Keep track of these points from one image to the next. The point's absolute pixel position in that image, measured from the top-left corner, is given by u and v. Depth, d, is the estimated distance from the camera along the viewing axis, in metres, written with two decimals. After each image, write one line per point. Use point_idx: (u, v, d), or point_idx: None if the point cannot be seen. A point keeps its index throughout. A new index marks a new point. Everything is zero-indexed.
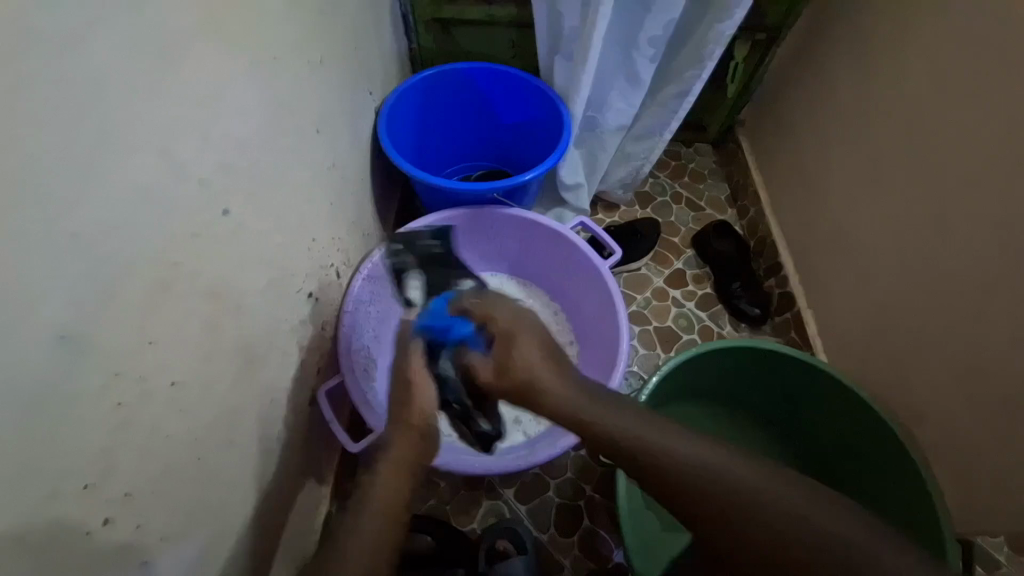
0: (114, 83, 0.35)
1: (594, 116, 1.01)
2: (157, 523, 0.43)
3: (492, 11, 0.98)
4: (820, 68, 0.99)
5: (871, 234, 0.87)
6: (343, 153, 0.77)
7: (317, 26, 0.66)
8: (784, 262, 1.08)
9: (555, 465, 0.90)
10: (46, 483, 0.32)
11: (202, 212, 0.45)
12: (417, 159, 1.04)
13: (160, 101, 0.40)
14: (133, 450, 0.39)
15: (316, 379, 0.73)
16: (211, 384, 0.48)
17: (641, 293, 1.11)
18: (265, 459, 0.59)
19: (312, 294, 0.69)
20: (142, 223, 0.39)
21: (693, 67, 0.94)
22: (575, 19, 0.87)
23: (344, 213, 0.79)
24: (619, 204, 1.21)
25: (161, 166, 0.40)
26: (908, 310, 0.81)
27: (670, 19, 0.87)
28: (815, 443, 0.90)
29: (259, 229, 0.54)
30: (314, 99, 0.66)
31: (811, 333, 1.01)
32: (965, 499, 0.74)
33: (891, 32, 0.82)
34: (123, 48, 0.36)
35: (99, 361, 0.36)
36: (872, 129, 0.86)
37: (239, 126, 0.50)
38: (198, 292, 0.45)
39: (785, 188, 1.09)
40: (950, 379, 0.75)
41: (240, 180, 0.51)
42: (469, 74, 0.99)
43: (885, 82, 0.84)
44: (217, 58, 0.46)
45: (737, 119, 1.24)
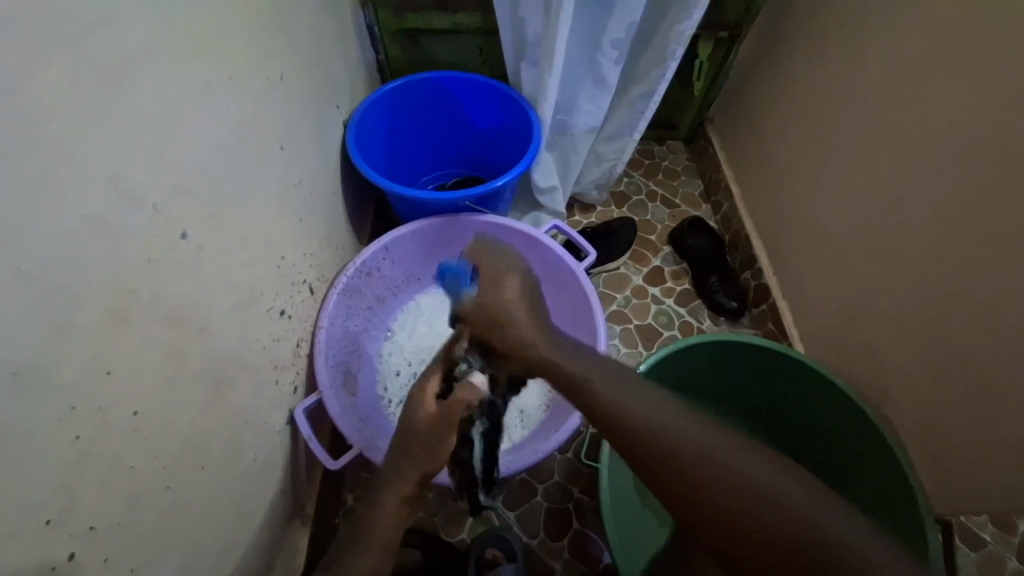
0: (57, 111, 0.35)
1: (564, 119, 1.02)
2: (126, 557, 0.42)
3: (457, 19, 0.99)
4: (781, 62, 1.01)
5: (840, 224, 0.89)
6: (311, 168, 0.77)
7: (276, 42, 0.66)
8: (758, 255, 1.09)
9: (542, 469, 0.90)
10: (2, 523, 0.32)
11: (158, 237, 0.45)
12: (390, 169, 1.03)
13: (108, 128, 0.39)
14: (95, 484, 0.39)
15: (294, 398, 0.72)
16: (177, 411, 0.47)
17: (620, 292, 1.12)
18: (241, 481, 0.58)
19: (284, 312, 0.69)
20: (93, 252, 0.38)
21: (658, 67, 0.95)
22: (538, 25, 0.88)
23: (315, 228, 0.78)
24: (594, 205, 1.22)
25: (112, 193, 0.40)
26: (878, 296, 0.82)
27: (632, 22, 0.88)
28: (796, 431, 0.91)
29: (222, 250, 0.54)
30: (276, 115, 0.66)
31: (787, 323, 1.03)
32: (942, 478, 0.76)
33: (847, 25, 0.84)
34: (67, 77, 0.35)
35: (55, 395, 0.35)
36: (834, 121, 0.88)
37: (196, 149, 0.49)
38: (158, 318, 0.45)
39: (755, 181, 1.11)
40: (920, 362, 0.76)
41: (200, 202, 0.50)
42: (437, 83, 0.99)
43: (844, 74, 0.86)
44: (168, 80, 0.45)
45: (706, 116, 1.26)
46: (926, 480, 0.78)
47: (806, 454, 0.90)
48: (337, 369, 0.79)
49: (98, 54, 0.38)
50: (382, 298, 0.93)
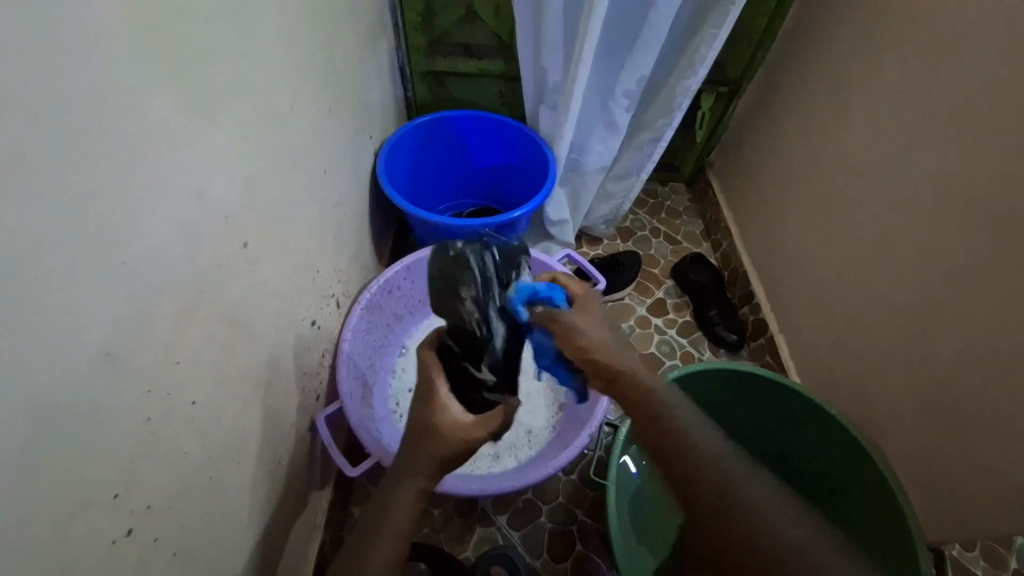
0: (161, 133, 0.41)
1: (577, 158, 1.10)
2: (172, 538, 0.45)
3: (482, 65, 1.08)
4: (777, 116, 1.10)
5: (832, 264, 0.95)
6: (346, 192, 0.83)
7: (328, 80, 0.73)
8: (756, 291, 1.15)
9: (547, 489, 0.92)
10: (81, 489, 0.35)
11: (226, 245, 0.50)
12: (413, 197, 1.10)
13: (196, 148, 0.45)
14: (155, 465, 0.42)
15: (316, 405, 0.75)
16: (223, 405, 0.51)
17: (625, 321, 1.17)
18: (265, 480, 0.61)
19: (315, 322, 0.73)
20: (174, 254, 0.43)
21: (664, 116, 1.04)
22: (557, 74, 0.97)
23: (345, 246, 0.83)
24: (602, 238, 1.28)
25: (196, 205, 0.45)
26: (869, 333, 0.88)
27: (642, 76, 0.97)
28: (795, 462, 0.94)
29: (272, 260, 0.59)
30: (323, 143, 0.72)
31: (784, 357, 1.07)
32: (936, 509, 0.78)
33: (836, 88, 0.94)
34: (169, 104, 0.42)
35: (135, 377, 0.39)
36: (826, 170, 0.96)
37: (260, 169, 0.56)
38: (216, 318, 0.49)
39: (752, 221, 1.18)
40: (909, 395, 0.81)
41: (258, 217, 0.56)
42: (460, 121, 1.08)
43: (834, 129, 0.94)
44: (243, 110, 0.52)
45: (706, 161, 1.35)
46: (919, 514, 0.81)
47: (805, 486, 0.93)
48: (356, 380, 0.82)
49: (194, 86, 0.44)
50: (400, 315, 0.97)
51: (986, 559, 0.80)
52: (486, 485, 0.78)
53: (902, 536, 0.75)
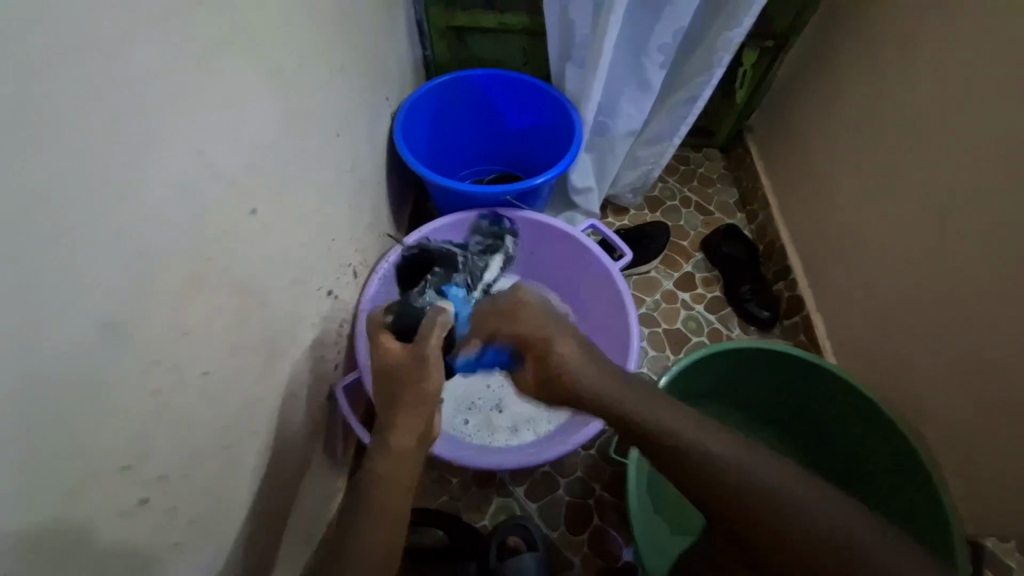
0: (156, 88, 0.38)
1: (605, 121, 1.03)
2: (187, 507, 0.45)
3: (504, 19, 1.01)
4: (828, 72, 1.00)
5: (881, 238, 0.87)
6: (362, 156, 0.80)
7: (339, 34, 0.69)
8: (793, 266, 1.08)
9: (565, 464, 0.91)
10: (88, 461, 0.34)
11: (233, 210, 0.48)
12: (432, 164, 1.06)
13: (197, 105, 0.42)
14: (168, 434, 0.41)
15: (334, 375, 0.75)
16: (236, 376, 0.50)
17: (650, 295, 1.12)
18: (284, 449, 0.61)
19: (331, 292, 0.72)
20: (178, 219, 0.41)
21: (702, 73, 0.95)
22: (586, 27, 0.90)
23: (362, 214, 0.81)
24: (628, 208, 1.22)
25: (198, 167, 0.43)
26: (916, 313, 0.81)
27: (680, 28, 0.89)
28: (826, 445, 0.90)
29: (284, 227, 0.57)
30: (335, 104, 0.69)
31: (820, 336, 1.01)
32: (979, 501, 0.74)
33: (898, 39, 0.83)
34: (164, 55, 0.38)
35: (140, 348, 0.38)
36: (881, 134, 0.87)
37: (266, 130, 0.52)
38: (227, 287, 0.47)
39: (794, 190, 1.10)
40: (960, 381, 0.75)
41: (267, 181, 0.53)
42: (482, 81, 1.02)
43: (894, 87, 0.85)
44: (248, 65, 0.49)
45: (745, 124, 1.25)
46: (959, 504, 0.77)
47: (835, 469, 0.89)
48: None
49: (190, 36, 0.41)
50: None
51: None
52: (505, 460, 0.77)
53: (938, 524, 0.72)
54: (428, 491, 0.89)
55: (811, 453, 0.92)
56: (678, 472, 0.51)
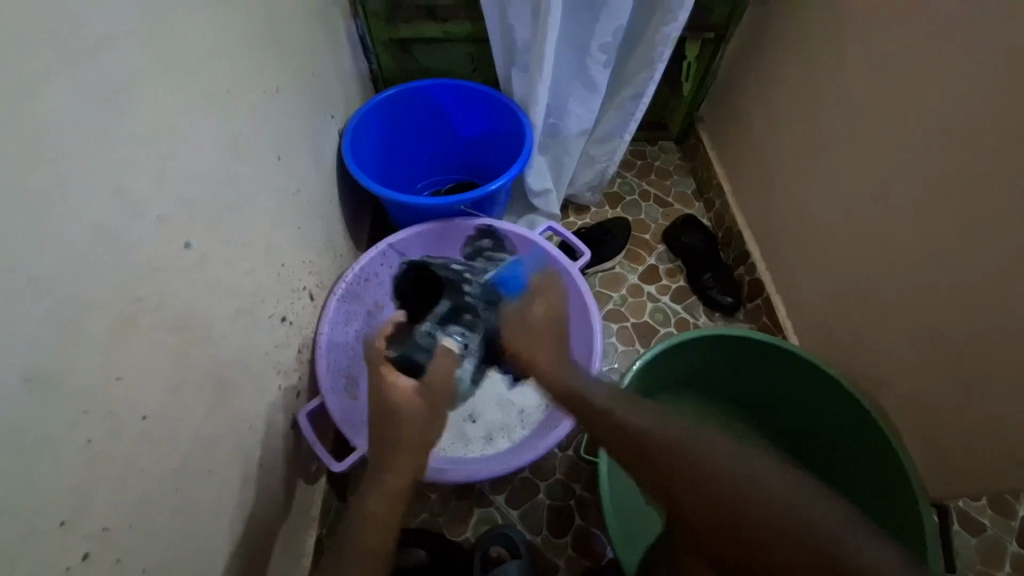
0: (63, 128, 0.36)
1: (556, 122, 1.04)
2: (139, 556, 0.43)
3: (448, 28, 1.01)
4: (767, 60, 1.03)
5: (828, 218, 0.90)
6: (308, 177, 0.78)
7: (272, 56, 0.68)
8: (750, 250, 1.11)
9: (543, 467, 0.91)
10: (19, 522, 0.33)
11: (163, 246, 0.46)
12: (386, 179, 1.06)
13: (112, 142, 0.41)
14: (107, 485, 0.40)
15: (297, 401, 0.74)
16: (183, 415, 0.49)
17: (616, 291, 1.13)
18: (245, 484, 0.60)
19: (286, 318, 0.70)
20: (100, 262, 0.40)
21: (644, 70, 0.97)
22: (527, 32, 0.91)
23: (313, 236, 0.80)
24: (589, 206, 1.24)
25: (119, 206, 0.41)
26: (866, 288, 0.84)
27: (619, 26, 0.90)
28: (795, 423, 0.92)
29: (224, 257, 0.56)
30: (273, 127, 0.68)
31: (781, 317, 1.04)
32: (937, 463, 0.77)
33: (828, 25, 0.86)
34: (69, 94, 0.37)
35: (68, 399, 0.37)
36: (820, 117, 0.90)
37: (196, 160, 0.51)
38: (163, 325, 0.46)
39: (746, 177, 1.12)
40: (909, 349, 0.78)
41: (202, 213, 0.52)
42: (430, 91, 1.01)
43: (827, 70, 0.88)
44: (169, 96, 0.47)
45: (696, 115, 1.28)
46: (922, 468, 0.80)
47: (805, 445, 0.92)
48: (338, 373, 0.80)
49: (101, 72, 0.40)
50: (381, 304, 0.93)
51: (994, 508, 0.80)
52: (477, 471, 0.76)
53: (903, 490, 0.74)
54: (407, 508, 0.88)
55: (781, 432, 0.95)
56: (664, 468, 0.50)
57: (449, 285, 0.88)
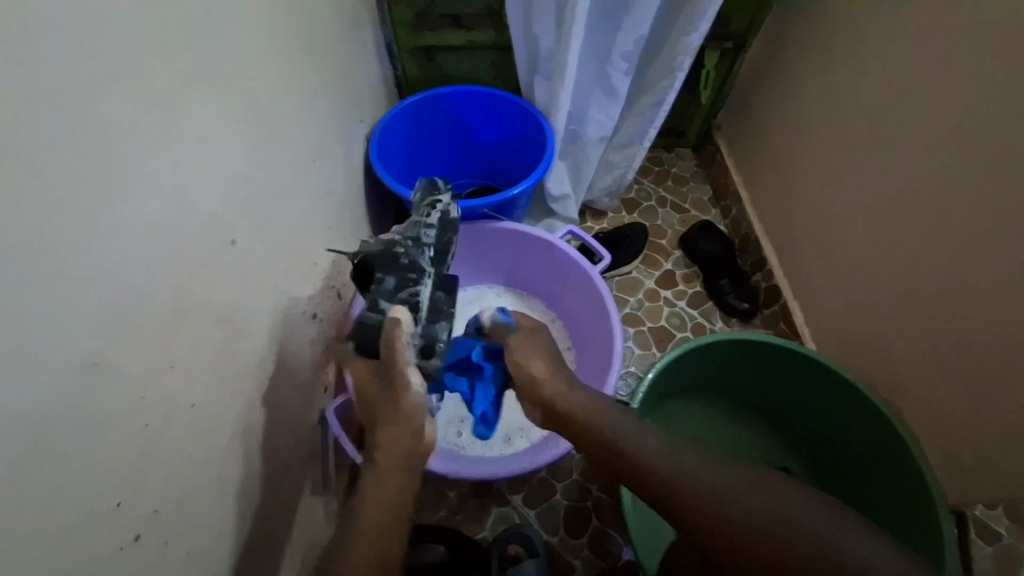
0: (127, 131, 0.39)
1: (576, 129, 1.06)
2: (182, 540, 0.45)
3: (472, 36, 1.04)
4: (786, 70, 1.04)
5: (848, 226, 0.91)
6: (338, 179, 0.81)
7: (309, 63, 0.70)
8: (767, 257, 1.11)
9: (560, 468, 0.92)
10: (81, 500, 0.35)
11: (211, 243, 0.49)
12: (410, 182, 1.08)
13: (168, 144, 0.43)
14: (157, 469, 0.42)
15: (324, 397, 0.76)
16: (224, 406, 0.51)
17: (633, 295, 1.14)
18: (275, 475, 0.62)
19: (317, 315, 0.73)
20: (157, 256, 0.42)
21: (664, 78, 0.99)
22: (550, 41, 0.93)
23: (342, 236, 0.82)
24: (606, 211, 1.25)
25: (174, 204, 0.44)
26: (885, 296, 0.85)
27: (640, 35, 0.92)
28: (810, 430, 0.93)
29: (263, 255, 0.58)
30: (309, 131, 0.70)
31: (798, 323, 1.04)
32: (957, 471, 0.77)
33: (849, 36, 0.88)
34: (131, 98, 0.39)
35: (125, 385, 0.39)
36: (840, 125, 0.91)
37: (241, 162, 0.54)
38: (210, 318, 0.48)
39: (763, 185, 1.13)
40: (930, 358, 0.78)
41: (244, 212, 0.54)
42: (453, 97, 1.04)
43: (848, 80, 0.89)
44: (219, 100, 0.50)
45: (713, 123, 1.29)
46: (941, 478, 0.80)
47: (822, 452, 0.92)
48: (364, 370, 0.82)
49: (161, 78, 0.42)
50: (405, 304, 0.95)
51: None
52: (498, 468, 0.77)
53: (922, 498, 0.74)
54: (426, 505, 0.89)
55: (798, 439, 0.95)
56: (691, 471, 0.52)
57: (381, 257, 0.70)
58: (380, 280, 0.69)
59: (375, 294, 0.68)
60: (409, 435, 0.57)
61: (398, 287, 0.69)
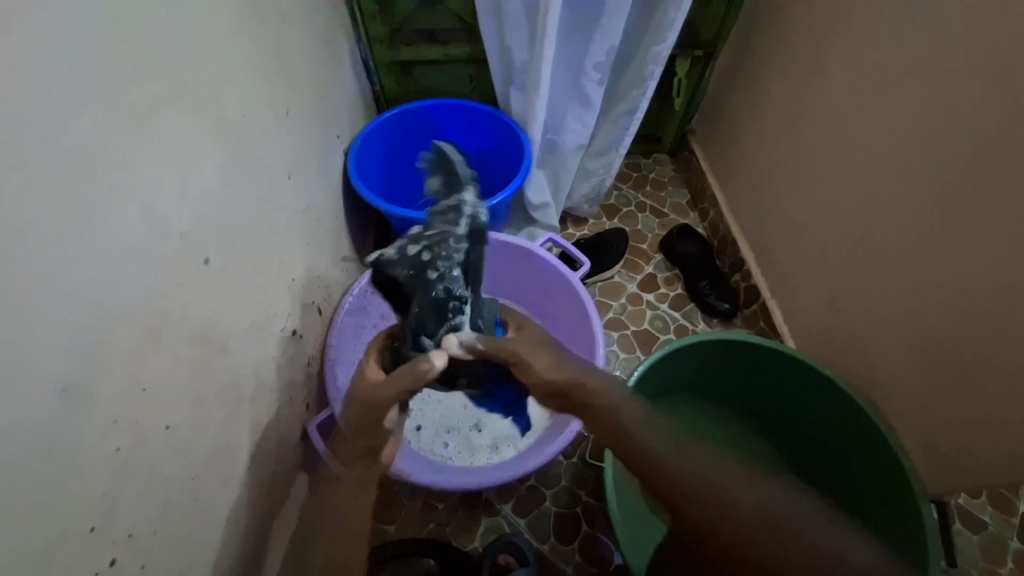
0: (97, 154, 0.39)
1: (553, 138, 1.07)
2: (161, 564, 0.45)
3: (448, 50, 1.05)
4: (755, 76, 1.07)
5: (819, 225, 0.93)
6: (316, 195, 0.81)
7: (283, 81, 0.71)
8: (745, 257, 1.13)
9: (549, 475, 0.92)
10: (54, 526, 0.35)
11: (186, 262, 0.49)
12: (390, 195, 1.09)
13: (139, 166, 0.43)
14: (134, 491, 0.42)
15: (306, 413, 0.75)
16: (202, 426, 0.50)
17: (616, 300, 1.16)
18: (257, 494, 0.61)
19: (296, 331, 0.72)
20: (129, 277, 0.42)
21: (637, 86, 1.01)
22: (524, 53, 0.94)
23: (321, 251, 0.82)
24: (587, 218, 1.27)
25: (145, 225, 0.44)
26: (858, 291, 0.87)
27: (611, 45, 0.94)
28: (792, 426, 0.94)
29: (240, 272, 0.58)
30: (284, 148, 0.71)
31: (777, 321, 1.06)
32: (935, 461, 0.79)
33: (812, 42, 0.91)
34: (101, 122, 0.40)
35: (99, 408, 0.39)
36: (808, 128, 0.94)
37: (213, 180, 0.54)
38: (186, 338, 0.48)
39: (738, 187, 1.16)
40: (903, 350, 0.80)
41: (219, 230, 0.54)
42: (431, 110, 1.05)
43: (813, 84, 0.92)
44: (190, 121, 0.50)
45: (688, 129, 1.32)
46: (920, 468, 0.81)
47: (805, 448, 0.93)
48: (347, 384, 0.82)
49: (132, 101, 0.43)
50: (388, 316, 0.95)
51: (993, 504, 0.82)
52: (485, 478, 0.77)
53: (902, 489, 0.76)
54: (414, 519, 0.88)
55: (781, 435, 0.96)
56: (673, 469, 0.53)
57: (413, 281, 0.70)
58: (421, 312, 0.69)
59: (419, 328, 0.69)
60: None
61: (438, 317, 0.69)
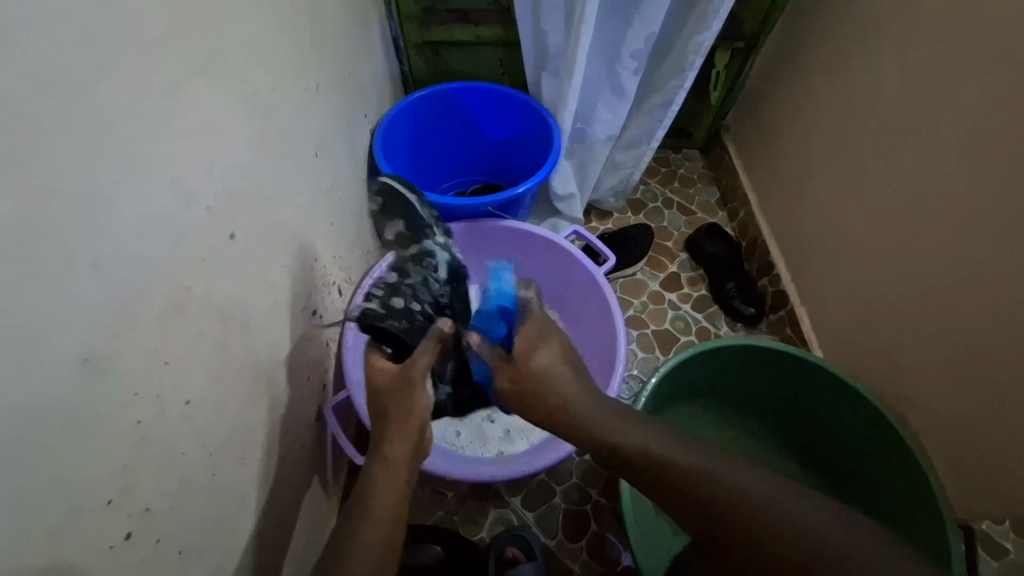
0: (125, 120, 0.38)
1: (583, 128, 1.04)
2: (176, 539, 0.45)
3: (480, 32, 1.02)
4: (798, 71, 1.02)
5: (858, 232, 0.89)
6: (342, 175, 0.80)
7: (314, 57, 0.69)
8: (775, 262, 1.10)
9: (560, 470, 0.91)
10: (71, 498, 0.34)
11: (211, 236, 0.48)
12: (414, 178, 1.07)
13: (168, 136, 0.42)
14: (151, 466, 0.41)
15: (322, 394, 0.75)
16: (221, 403, 0.50)
17: (637, 297, 1.13)
18: (273, 472, 0.61)
19: (316, 312, 0.72)
20: (154, 250, 0.41)
21: (675, 77, 0.97)
22: (559, 37, 0.91)
23: (345, 233, 0.82)
24: (611, 212, 1.24)
25: (172, 197, 0.43)
26: (896, 303, 0.83)
27: (650, 33, 0.91)
28: (811, 437, 0.92)
29: (264, 250, 0.57)
30: (312, 126, 0.69)
31: (805, 329, 1.03)
32: (966, 484, 0.75)
33: (863, 38, 0.86)
34: (131, 87, 0.38)
35: (120, 381, 0.38)
36: (853, 129, 0.89)
37: (242, 153, 0.53)
38: (208, 314, 0.47)
39: (772, 188, 1.12)
40: (940, 368, 0.76)
41: (245, 205, 0.53)
42: (460, 93, 1.03)
43: (861, 82, 0.87)
44: (220, 91, 0.49)
45: (722, 124, 1.27)
46: (948, 489, 0.78)
47: (826, 462, 0.90)
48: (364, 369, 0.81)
49: (161, 68, 0.41)
50: None
51: None
52: (496, 470, 0.75)
53: (930, 511, 0.73)
54: (423, 505, 0.88)
55: (802, 447, 0.93)
56: (699, 477, 0.51)
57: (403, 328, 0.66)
58: (402, 329, 0.66)
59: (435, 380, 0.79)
60: (408, 436, 0.55)
61: (411, 328, 0.67)
